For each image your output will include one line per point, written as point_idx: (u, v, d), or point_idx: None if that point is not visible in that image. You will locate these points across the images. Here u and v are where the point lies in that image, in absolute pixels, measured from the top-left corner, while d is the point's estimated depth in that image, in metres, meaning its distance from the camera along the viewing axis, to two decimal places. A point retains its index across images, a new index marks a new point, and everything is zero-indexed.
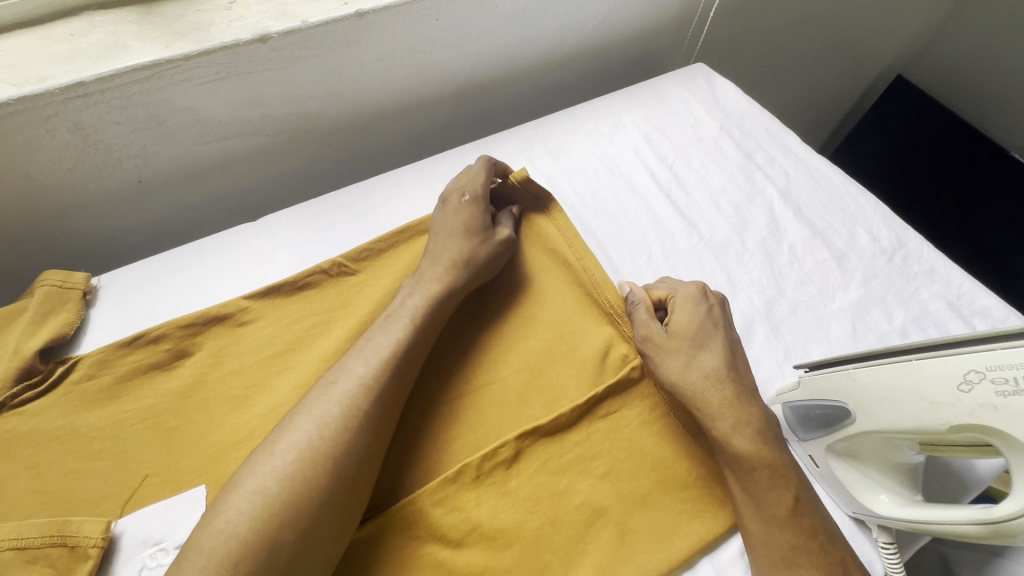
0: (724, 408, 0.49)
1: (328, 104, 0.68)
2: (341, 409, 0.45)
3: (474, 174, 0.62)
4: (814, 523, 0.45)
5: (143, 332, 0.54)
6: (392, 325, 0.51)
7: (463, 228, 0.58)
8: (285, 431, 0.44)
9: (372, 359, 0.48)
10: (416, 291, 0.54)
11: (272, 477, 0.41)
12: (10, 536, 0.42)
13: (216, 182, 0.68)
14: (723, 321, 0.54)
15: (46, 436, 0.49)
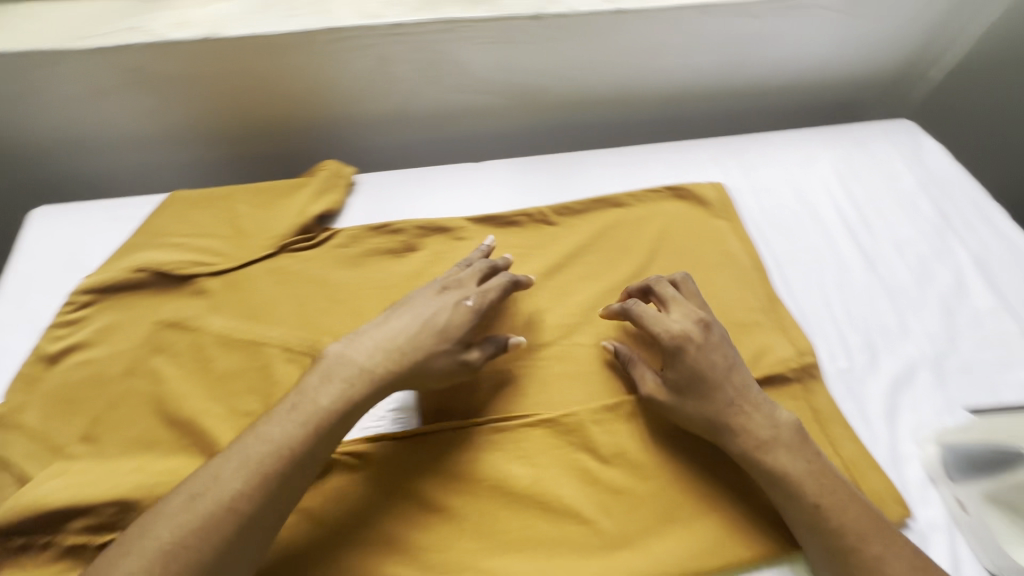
0: (732, 435, 0.50)
1: (560, 83, 0.78)
2: (220, 513, 0.41)
3: (465, 288, 0.56)
4: (851, 539, 0.46)
5: (388, 223, 0.67)
6: (292, 416, 0.45)
7: (436, 333, 0.52)
8: (141, 544, 0.39)
9: (261, 446, 0.44)
10: (331, 379, 0.47)
11: (183, 526, 0.40)
12: (281, 339, 0.58)
13: (450, 127, 0.81)
14: (711, 363, 0.52)
15: (309, 279, 0.63)
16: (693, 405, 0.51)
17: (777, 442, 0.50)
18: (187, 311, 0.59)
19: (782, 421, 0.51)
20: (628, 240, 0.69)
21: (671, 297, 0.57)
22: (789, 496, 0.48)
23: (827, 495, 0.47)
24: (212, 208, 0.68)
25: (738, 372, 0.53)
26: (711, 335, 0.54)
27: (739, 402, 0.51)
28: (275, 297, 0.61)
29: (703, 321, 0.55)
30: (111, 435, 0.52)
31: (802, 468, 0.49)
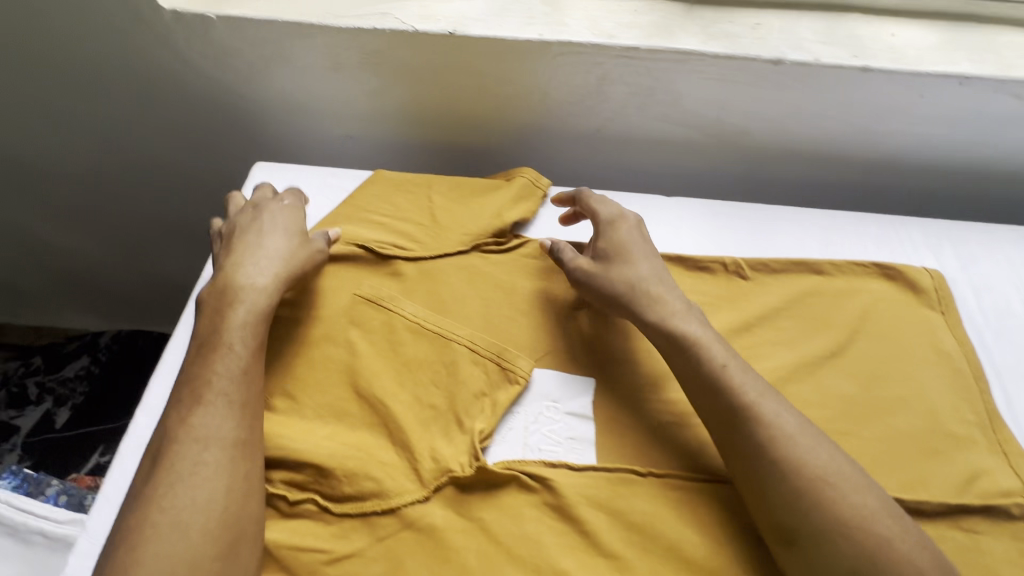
0: (651, 309, 0.55)
1: (771, 132, 0.73)
2: (187, 445, 0.45)
3: (295, 194, 0.66)
4: (781, 434, 0.47)
5: (579, 243, 0.66)
6: (209, 352, 0.50)
7: (281, 233, 0.60)
8: (144, 511, 0.42)
9: (214, 381, 0.48)
10: (234, 302, 0.53)
11: (173, 482, 0.43)
12: (468, 338, 0.58)
13: (639, 157, 0.79)
14: (621, 250, 0.59)
15: (496, 283, 0.64)
16: (618, 272, 0.58)
17: (687, 313, 0.55)
18: (383, 291, 0.61)
19: (688, 305, 0.56)
20: (828, 313, 0.64)
21: (595, 205, 0.64)
22: (722, 386, 0.50)
23: (731, 364, 0.51)
24: (412, 195, 0.71)
25: (641, 266, 0.58)
26: (624, 229, 0.61)
27: (652, 282, 0.57)
28: (465, 295, 0.62)
29: (625, 224, 0.61)
30: (307, 396, 0.54)
31: (718, 347, 0.52)
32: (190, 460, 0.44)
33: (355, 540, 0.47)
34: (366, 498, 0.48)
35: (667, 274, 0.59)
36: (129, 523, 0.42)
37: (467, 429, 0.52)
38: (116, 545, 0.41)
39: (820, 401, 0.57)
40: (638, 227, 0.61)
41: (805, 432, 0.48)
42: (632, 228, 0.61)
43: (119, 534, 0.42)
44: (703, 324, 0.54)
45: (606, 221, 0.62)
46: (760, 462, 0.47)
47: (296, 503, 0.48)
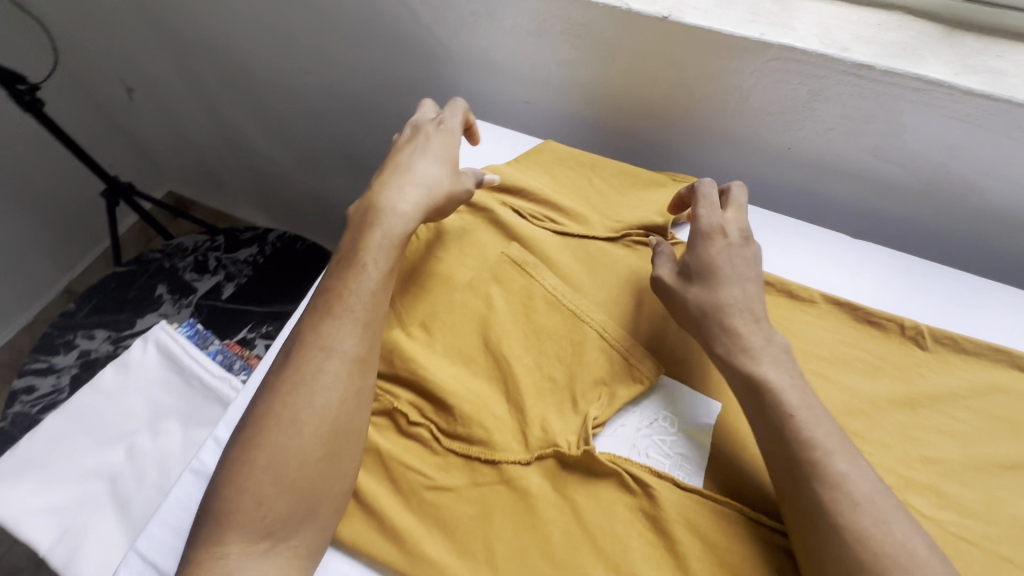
0: (722, 338, 0.52)
1: (1005, 192, 0.63)
2: (313, 352, 0.49)
3: (456, 113, 0.65)
4: (853, 501, 0.42)
5: None
6: (346, 270, 0.53)
7: (430, 158, 0.61)
8: (270, 406, 0.47)
9: (349, 299, 0.51)
10: (374, 227, 0.55)
11: (298, 382, 0.47)
12: (600, 326, 0.57)
13: (828, 185, 0.72)
14: (707, 265, 0.55)
15: (642, 278, 0.62)
16: (693, 294, 0.54)
17: (768, 352, 0.50)
18: (529, 255, 0.62)
19: (776, 342, 0.51)
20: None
21: (699, 212, 0.58)
22: (789, 439, 0.46)
23: (804, 409, 0.47)
24: (575, 171, 0.71)
25: (729, 287, 0.54)
26: (718, 246, 0.56)
27: (737, 312, 0.52)
28: (608, 279, 0.61)
29: (728, 237, 0.56)
30: (441, 332, 0.57)
31: (796, 398, 0.47)
32: (314, 365, 0.48)
33: (454, 477, 0.49)
34: (473, 443, 0.50)
35: (760, 300, 0.54)
36: (258, 410, 0.47)
37: (581, 410, 0.52)
38: (246, 425, 0.46)
39: (986, 514, 0.49)
40: (738, 241, 0.57)
41: (870, 491, 0.43)
42: (728, 248, 0.56)
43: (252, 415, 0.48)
44: (783, 361, 0.50)
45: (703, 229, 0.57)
46: (824, 522, 0.42)
47: (412, 425, 0.52)
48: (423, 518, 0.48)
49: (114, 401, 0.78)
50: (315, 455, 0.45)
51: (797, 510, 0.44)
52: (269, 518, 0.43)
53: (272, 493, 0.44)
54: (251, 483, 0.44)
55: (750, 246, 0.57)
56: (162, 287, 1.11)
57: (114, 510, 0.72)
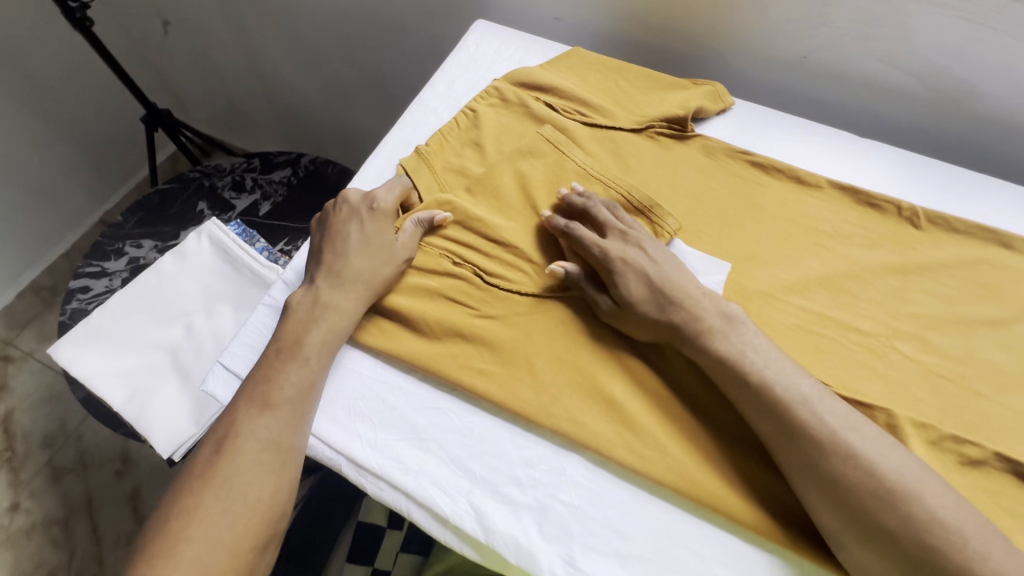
0: (694, 340, 0.51)
1: (1005, 93, 0.67)
2: (245, 443, 0.48)
3: (391, 195, 0.62)
4: (849, 446, 0.44)
5: (752, 154, 0.68)
6: (286, 359, 0.52)
7: (361, 246, 0.58)
8: (217, 453, 0.48)
9: (293, 347, 0.53)
10: (318, 321, 0.54)
11: (242, 425, 0.49)
12: (625, 192, 0.65)
13: (838, 94, 0.76)
14: (638, 268, 0.54)
15: (662, 163, 0.68)
16: (644, 302, 0.53)
17: (728, 327, 0.51)
18: (562, 136, 0.69)
19: (722, 321, 0.51)
20: (1004, 286, 0.60)
21: (590, 238, 0.57)
22: (783, 408, 0.46)
23: (785, 373, 0.48)
24: (603, 73, 0.76)
25: (669, 278, 0.54)
26: (631, 249, 0.56)
27: (692, 292, 0.53)
28: (631, 164, 0.68)
29: (623, 253, 0.56)
30: (482, 203, 0.64)
31: (772, 364, 0.49)
32: (258, 408, 0.50)
33: (497, 308, 0.57)
34: (513, 282, 0.58)
35: (695, 281, 0.54)
36: (197, 502, 0.46)
37: None
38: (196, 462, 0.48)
39: (962, 358, 0.55)
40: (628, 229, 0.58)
41: (853, 424, 0.45)
42: (639, 247, 0.56)
43: (191, 505, 0.46)
44: (738, 334, 0.51)
45: (591, 249, 0.57)
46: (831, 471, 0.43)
47: (458, 269, 0.59)
48: (469, 340, 0.55)
49: (174, 284, 0.86)
50: (272, 512, 0.47)
51: (803, 472, 0.45)
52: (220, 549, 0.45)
53: (243, 551, 0.45)
54: (214, 524, 0.45)
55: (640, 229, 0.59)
56: (203, 203, 1.18)
57: (178, 379, 0.79)
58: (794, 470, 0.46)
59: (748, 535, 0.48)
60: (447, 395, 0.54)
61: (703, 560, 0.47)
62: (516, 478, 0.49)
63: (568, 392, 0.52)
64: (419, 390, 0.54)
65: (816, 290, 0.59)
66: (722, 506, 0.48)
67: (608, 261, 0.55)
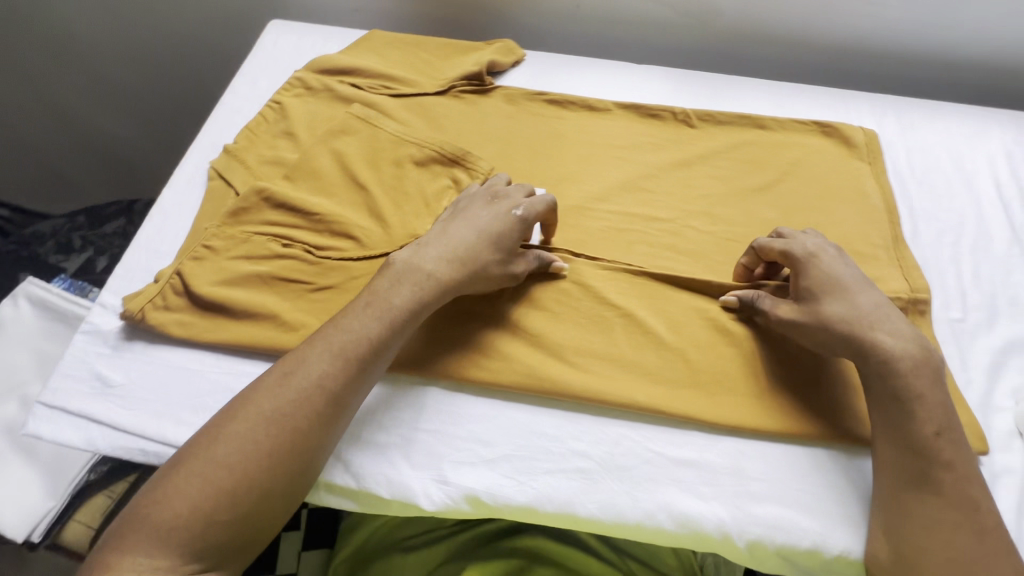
0: (873, 334, 0.49)
1: (737, 8, 0.79)
2: (309, 388, 0.46)
3: (505, 219, 0.57)
4: (921, 392, 0.47)
5: (547, 94, 0.75)
6: (370, 312, 0.50)
7: (453, 259, 0.54)
8: (256, 401, 0.46)
9: (376, 299, 0.51)
10: (402, 282, 0.52)
11: (301, 379, 0.47)
12: (438, 147, 0.68)
13: (614, 33, 0.86)
14: (839, 292, 0.52)
15: (470, 116, 0.73)
16: (831, 311, 0.51)
17: (924, 360, 0.48)
18: (371, 111, 0.72)
19: (912, 358, 0.48)
20: (765, 158, 0.71)
21: (803, 251, 0.55)
22: (905, 385, 0.47)
23: (921, 362, 0.48)
24: (402, 49, 0.80)
25: (883, 311, 0.51)
26: (827, 261, 0.54)
27: (881, 313, 0.51)
28: (442, 122, 0.72)
29: (815, 255, 0.54)
30: (304, 185, 0.65)
31: (913, 360, 0.48)
32: (321, 362, 0.48)
33: (334, 277, 0.58)
34: (346, 249, 0.60)
35: (895, 311, 0.52)
36: (241, 431, 0.44)
37: (433, 208, 0.64)
38: (230, 411, 0.46)
39: (743, 221, 0.65)
40: (841, 260, 0.55)
41: (908, 348, 0.49)
42: (836, 262, 0.54)
43: (236, 431, 0.44)
44: (915, 343, 0.49)
45: (793, 258, 0.55)
46: (902, 415, 0.47)
47: (287, 250, 0.60)
48: (311, 312, 0.56)
49: None
50: (288, 483, 0.45)
51: (890, 421, 0.48)
52: (220, 516, 0.42)
53: (251, 517, 0.43)
54: (223, 485, 0.42)
55: (850, 262, 0.55)
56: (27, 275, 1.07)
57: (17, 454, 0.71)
58: (877, 416, 0.49)
59: (594, 409, 0.53)
60: None
61: (559, 441, 0.51)
62: (380, 423, 0.52)
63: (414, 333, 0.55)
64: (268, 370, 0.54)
65: (621, 194, 0.67)
66: (568, 391, 0.53)
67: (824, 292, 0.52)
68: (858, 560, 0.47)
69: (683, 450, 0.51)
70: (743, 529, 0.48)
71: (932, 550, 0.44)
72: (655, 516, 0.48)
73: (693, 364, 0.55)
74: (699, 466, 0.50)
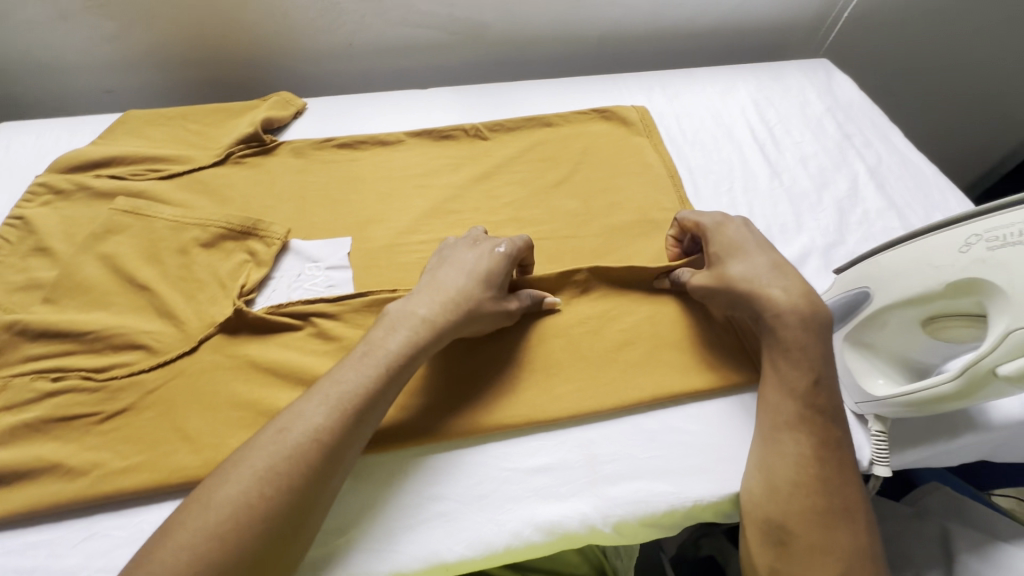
0: (770, 288, 0.52)
1: (500, 20, 0.83)
2: (305, 443, 0.43)
3: (491, 258, 0.56)
4: (807, 343, 0.50)
5: (334, 139, 0.73)
6: (365, 363, 0.48)
7: (450, 303, 0.52)
8: (247, 461, 0.42)
9: (368, 351, 0.49)
10: (396, 328, 0.50)
11: (301, 428, 0.43)
12: (224, 221, 0.63)
13: (395, 61, 0.86)
14: (749, 245, 0.56)
15: (256, 180, 0.69)
16: (735, 272, 0.54)
17: (807, 307, 0.51)
18: (139, 200, 0.64)
19: (796, 309, 0.51)
20: (557, 152, 0.75)
21: (709, 224, 0.59)
22: (785, 333, 0.51)
23: (809, 309, 0.51)
24: (165, 125, 0.73)
25: (781, 268, 0.54)
26: (731, 228, 0.58)
27: (767, 271, 0.54)
28: (225, 194, 0.67)
29: (720, 224, 0.59)
30: (70, 303, 0.57)
31: (796, 312, 0.51)
32: (319, 412, 0.44)
33: (124, 398, 0.52)
34: (134, 361, 0.54)
35: (787, 267, 0.54)
36: (234, 494, 0.40)
37: (229, 288, 0.59)
38: (230, 471, 0.42)
39: (549, 218, 0.68)
40: (747, 228, 0.58)
41: (798, 300, 0.51)
42: (740, 229, 0.58)
43: (227, 495, 0.40)
44: (802, 294, 0.52)
45: (705, 233, 0.59)
46: (785, 365, 0.50)
47: (60, 383, 0.52)
48: (105, 445, 0.49)
49: None
50: (277, 556, 0.40)
51: (783, 370, 0.51)
52: None
53: None
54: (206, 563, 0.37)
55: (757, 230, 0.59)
56: None
57: None
58: (773, 367, 0.51)
59: (442, 447, 0.52)
60: (101, 513, 0.47)
61: (414, 492, 0.50)
62: None
63: (233, 429, 0.51)
64: (64, 528, 0.46)
65: (429, 222, 0.67)
66: (410, 436, 0.51)
67: (726, 255, 0.56)
68: (710, 503, 0.51)
69: (536, 458, 0.52)
70: (607, 515, 0.49)
71: (803, 485, 0.47)
72: (522, 534, 0.48)
73: (528, 369, 0.56)
74: (553, 468, 0.51)
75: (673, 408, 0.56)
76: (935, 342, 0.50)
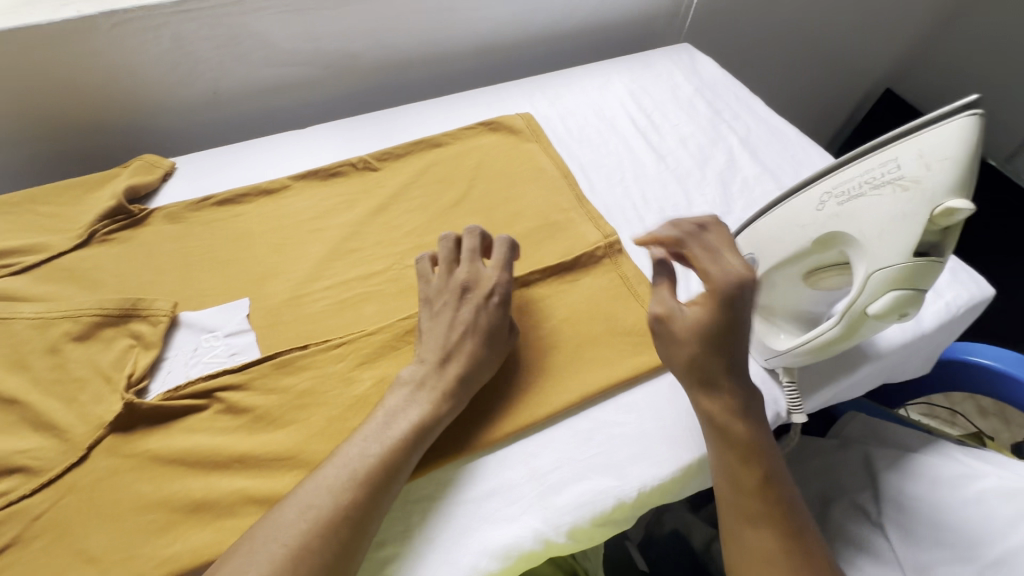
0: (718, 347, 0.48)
1: (370, 47, 0.81)
2: (334, 516, 0.42)
3: (488, 311, 0.55)
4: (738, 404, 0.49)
5: (211, 196, 0.68)
6: (386, 433, 0.47)
7: (460, 368, 0.52)
8: (272, 535, 0.41)
9: (385, 421, 0.48)
10: (414, 397, 0.50)
11: (327, 495, 0.43)
12: (96, 307, 0.56)
13: (269, 103, 0.82)
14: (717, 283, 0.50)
15: (129, 256, 0.63)
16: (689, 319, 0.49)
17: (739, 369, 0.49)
18: None
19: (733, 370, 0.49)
20: (452, 171, 0.75)
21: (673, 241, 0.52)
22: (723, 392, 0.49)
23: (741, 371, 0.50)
24: (8, 213, 0.65)
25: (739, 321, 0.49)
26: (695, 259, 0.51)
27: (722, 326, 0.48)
28: (95, 277, 0.61)
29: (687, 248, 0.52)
30: None
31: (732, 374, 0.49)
32: (342, 480, 0.44)
33: (6, 533, 0.45)
34: (11, 488, 0.47)
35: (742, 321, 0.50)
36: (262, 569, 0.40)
37: (113, 381, 0.53)
38: (258, 539, 0.41)
39: (454, 239, 0.68)
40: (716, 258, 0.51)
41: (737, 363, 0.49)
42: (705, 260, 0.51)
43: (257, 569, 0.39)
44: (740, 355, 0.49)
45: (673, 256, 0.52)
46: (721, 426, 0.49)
47: None
48: None
49: None
50: None
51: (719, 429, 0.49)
52: None
53: None
54: None
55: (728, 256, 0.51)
56: None
57: None
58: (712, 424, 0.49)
59: None
60: None
61: None
62: None
63: (146, 536, 0.46)
64: None
65: (331, 265, 0.64)
66: None
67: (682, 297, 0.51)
68: (654, 487, 0.52)
69: (481, 484, 0.51)
70: (558, 525, 0.49)
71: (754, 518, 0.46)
72: (478, 566, 0.47)
73: None
74: (500, 491, 0.51)
75: (603, 403, 0.57)
76: (817, 291, 0.55)
